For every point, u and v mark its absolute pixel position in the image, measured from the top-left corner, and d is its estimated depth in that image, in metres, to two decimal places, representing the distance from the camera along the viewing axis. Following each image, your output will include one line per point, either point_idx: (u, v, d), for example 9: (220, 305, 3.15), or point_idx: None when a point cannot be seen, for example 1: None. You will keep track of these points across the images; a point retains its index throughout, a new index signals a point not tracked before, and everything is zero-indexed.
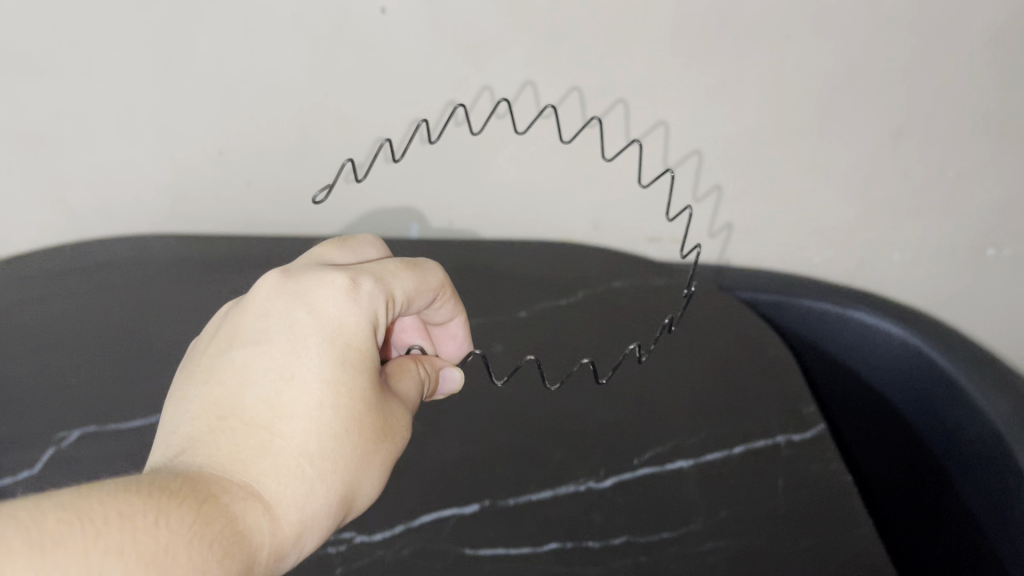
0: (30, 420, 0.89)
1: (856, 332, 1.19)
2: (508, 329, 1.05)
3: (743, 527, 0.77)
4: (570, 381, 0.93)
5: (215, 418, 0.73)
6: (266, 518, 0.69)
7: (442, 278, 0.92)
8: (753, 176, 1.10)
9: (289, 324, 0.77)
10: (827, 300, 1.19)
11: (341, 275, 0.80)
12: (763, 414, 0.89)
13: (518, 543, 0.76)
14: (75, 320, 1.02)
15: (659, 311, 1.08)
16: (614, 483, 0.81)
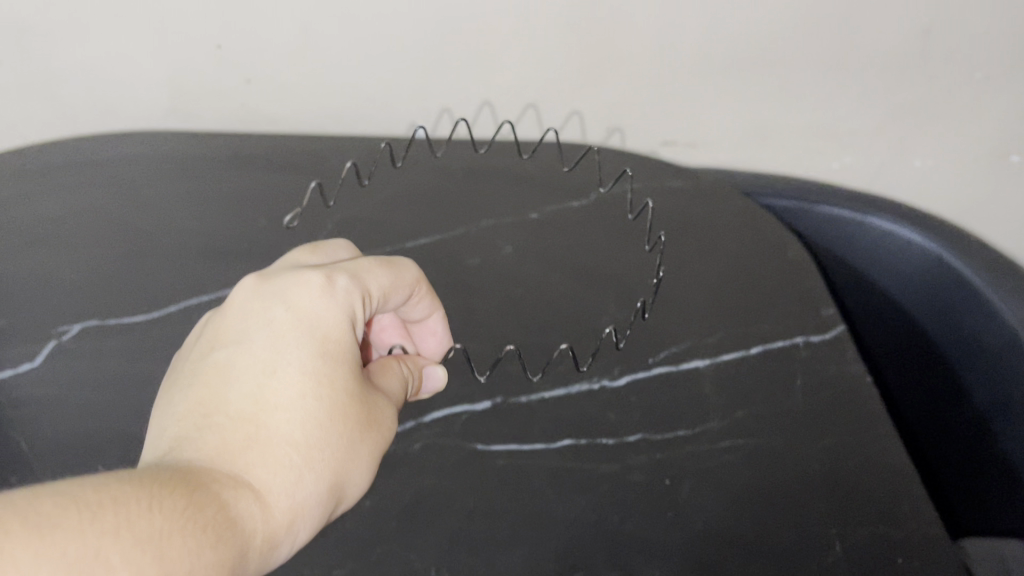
0: (32, 318, 0.86)
1: (875, 240, 1.09)
2: (521, 223, 1.01)
3: (761, 424, 0.74)
4: (584, 286, 0.91)
5: (196, 419, 0.62)
6: (256, 509, 0.58)
7: (418, 275, 0.77)
8: (769, 91, 1.17)
9: (263, 327, 0.65)
10: (848, 205, 1.10)
11: (311, 272, 0.68)
12: (784, 316, 0.86)
13: (535, 442, 0.73)
14: (71, 222, 0.99)
15: (682, 205, 1.04)
16: (628, 382, 0.79)
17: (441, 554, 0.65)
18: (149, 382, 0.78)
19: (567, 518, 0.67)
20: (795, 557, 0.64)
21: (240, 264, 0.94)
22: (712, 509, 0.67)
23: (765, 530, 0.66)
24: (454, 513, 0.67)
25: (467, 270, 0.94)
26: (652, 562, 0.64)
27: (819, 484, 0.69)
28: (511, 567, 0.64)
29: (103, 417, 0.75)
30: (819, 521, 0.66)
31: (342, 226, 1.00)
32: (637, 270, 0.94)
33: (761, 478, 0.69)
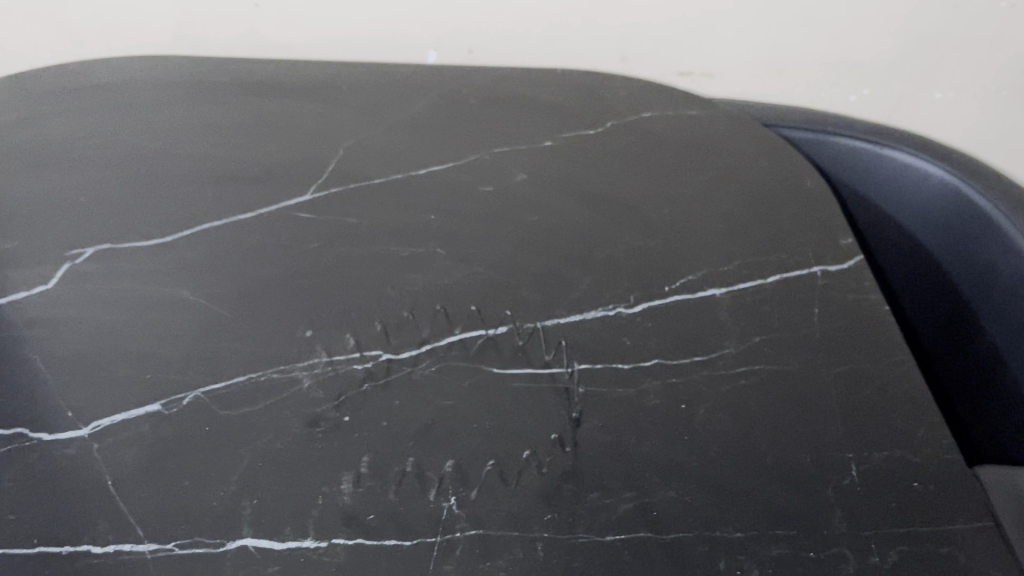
0: (43, 241, 0.85)
1: (893, 172, 1.08)
2: (535, 150, 1.00)
3: (778, 352, 0.74)
4: (600, 213, 0.91)
5: (123, 387, 0.70)
6: (127, 451, 0.65)
7: (302, 256, 0.84)
8: (788, 19, 1.15)
9: (126, 317, 0.77)
10: (864, 138, 1.09)
11: (190, 275, 0.81)
12: (800, 247, 0.86)
13: (552, 366, 0.73)
14: (80, 147, 0.98)
15: (697, 135, 1.03)
16: (645, 308, 0.79)
17: (460, 472, 0.65)
18: (163, 307, 0.78)
19: (584, 438, 0.67)
20: (812, 478, 0.64)
21: (250, 188, 0.93)
22: (729, 432, 0.68)
23: (782, 454, 0.66)
24: (473, 433, 0.67)
25: (481, 195, 0.93)
26: (669, 480, 0.64)
27: (836, 411, 0.69)
28: (530, 484, 0.64)
29: (118, 339, 0.74)
30: (835, 446, 0.66)
31: (353, 151, 0.99)
32: (653, 198, 0.93)
33: (777, 404, 0.70)
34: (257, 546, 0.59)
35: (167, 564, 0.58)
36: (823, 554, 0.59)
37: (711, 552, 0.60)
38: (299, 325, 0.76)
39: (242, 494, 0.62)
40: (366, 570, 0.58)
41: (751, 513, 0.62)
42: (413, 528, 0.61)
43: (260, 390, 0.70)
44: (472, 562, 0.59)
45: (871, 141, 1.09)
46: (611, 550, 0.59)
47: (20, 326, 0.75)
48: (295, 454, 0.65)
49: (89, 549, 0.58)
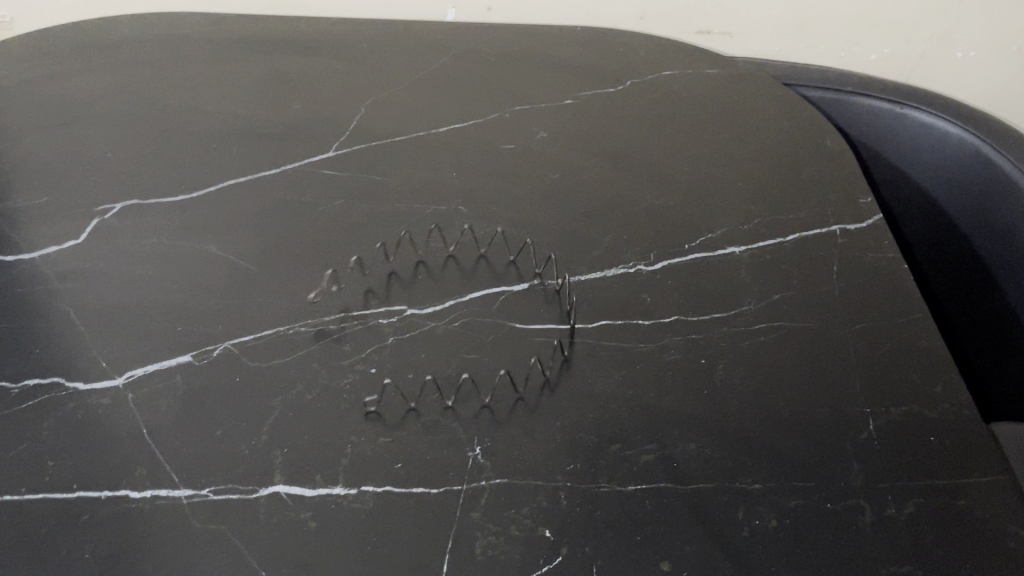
0: (71, 195, 0.87)
1: (911, 133, 1.09)
2: (555, 109, 1.00)
3: (797, 309, 0.75)
4: (620, 171, 0.91)
5: (153, 337, 0.72)
6: (160, 398, 0.67)
7: (324, 213, 0.86)
8: None
9: (152, 268, 0.78)
10: (886, 99, 1.10)
11: (215, 230, 0.83)
12: (819, 205, 0.86)
13: (574, 322, 0.74)
14: (107, 105, 1.00)
15: (717, 94, 1.03)
16: (666, 266, 0.80)
17: (484, 424, 0.66)
18: (190, 262, 0.79)
19: (607, 391, 0.69)
20: (830, 432, 0.66)
21: (273, 146, 0.94)
22: (748, 386, 0.69)
23: (800, 408, 0.67)
24: (497, 386, 0.69)
25: (502, 153, 0.94)
26: (689, 433, 0.65)
27: (853, 368, 0.70)
28: (553, 436, 0.65)
29: (147, 292, 0.76)
30: (852, 401, 0.68)
31: (374, 111, 1.00)
32: (673, 157, 0.93)
33: (795, 360, 0.71)
34: (289, 492, 0.61)
35: (202, 508, 0.60)
36: (839, 505, 0.61)
37: (730, 502, 0.61)
38: (325, 280, 0.78)
39: (273, 444, 0.64)
40: (394, 516, 0.60)
41: (769, 465, 0.64)
42: (439, 477, 0.62)
43: (289, 342, 0.72)
44: (498, 509, 0.60)
45: (892, 102, 1.10)
46: (633, 499, 0.61)
47: (52, 278, 0.77)
48: (324, 405, 0.67)
49: (127, 494, 0.60)
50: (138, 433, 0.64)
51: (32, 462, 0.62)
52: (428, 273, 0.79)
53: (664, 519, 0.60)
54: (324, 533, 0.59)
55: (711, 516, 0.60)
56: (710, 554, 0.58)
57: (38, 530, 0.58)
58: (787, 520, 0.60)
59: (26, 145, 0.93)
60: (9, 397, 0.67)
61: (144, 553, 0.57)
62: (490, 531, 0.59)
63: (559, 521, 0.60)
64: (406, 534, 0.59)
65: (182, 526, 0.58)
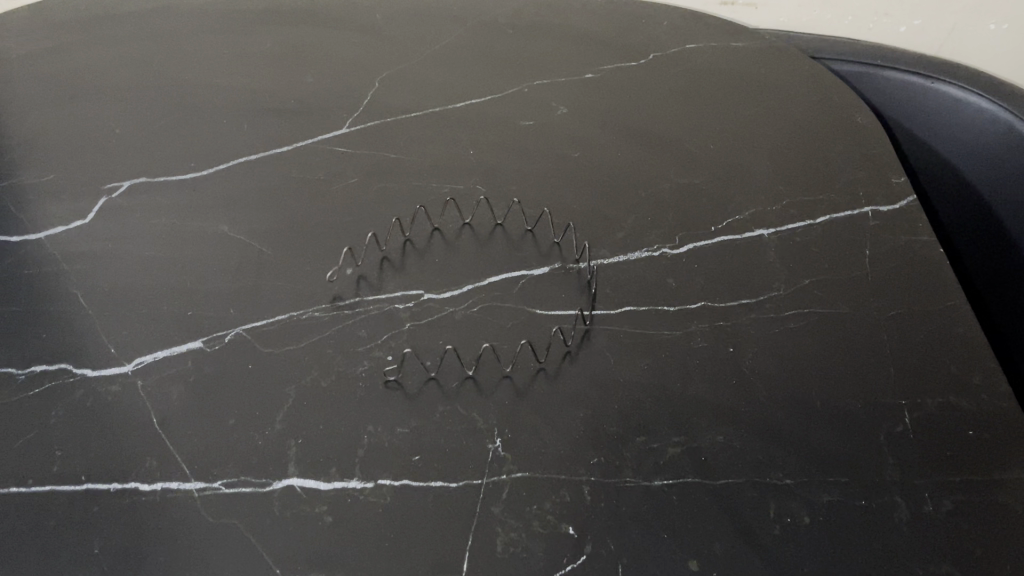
0: (78, 172, 0.84)
1: (943, 107, 1.05)
2: (576, 83, 0.97)
3: (828, 294, 0.73)
4: (643, 149, 0.88)
5: (163, 321, 0.70)
6: (170, 387, 0.65)
7: (338, 190, 0.83)
8: None
9: (161, 249, 0.76)
10: (916, 71, 1.06)
11: (223, 209, 0.80)
12: (851, 186, 0.83)
13: (597, 307, 0.72)
14: (115, 79, 0.97)
15: (743, 68, 1.00)
16: (691, 249, 0.77)
17: (504, 414, 0.64)
18: (201, 243, 0.77)
19: (630, 379, 0.66)
20: (863, 424, 0.63)
21: (286, 122, 0.91)
22: (778, 375, 0.66)
23: (832, 398, 0.65)
24: (517, 374, 0.67)
25: (521, 129, 0.91)
26: (717, 424, 0.63)
27: (887, 356, 0.68)
28: (575, 426, 0.63)
29: (157, 274, 0.74)
30: (886, 391, 0.65)
31: (389, 85, 0.97)
32: (697, 134, 0.90)
33: (827, 347, 0.68)
34: (304, 485, 0.59)
35: (214, 501, 0.58)
36: (874, 502, 0.58)
37: (761, 497, 0.59)
38: (339, 262, 0.76)
39: (287, 434, 0.62)
40: (412, 511, 0.58)
41: (800, 458, 0.61)
42: (458, 469, 0.60)
43: (302, 328, 0.70)
44: (519, 504, 0.58)
45: (923, 75, 1.06)
46: (659, 494, 0.59)
47: (59, 259, 0.75)
48: (339, 394, 0.65)
49: (137, 487, 0.58)
50: (147, 422, 0.62)
51: (41, 452, 0.60)
52: (446, 256, 0.77)
53: (692, 515, 0.57)
54: (340, 527, 0.57)
55: (741, 512, 0.58)
56: (740, 553, 0.56)
57: (46, 524, 0.56)
58: (820, 517, 0.58)
59: (32, 120, 0.90)
60: (16, 384, 0.65)
61: (155, 547, 0.55)
62: (512, 527, 0.57)
63: (584, 516, 0.57)
64: (424, 529, 0.57)
65: (194, 520, 0.57)
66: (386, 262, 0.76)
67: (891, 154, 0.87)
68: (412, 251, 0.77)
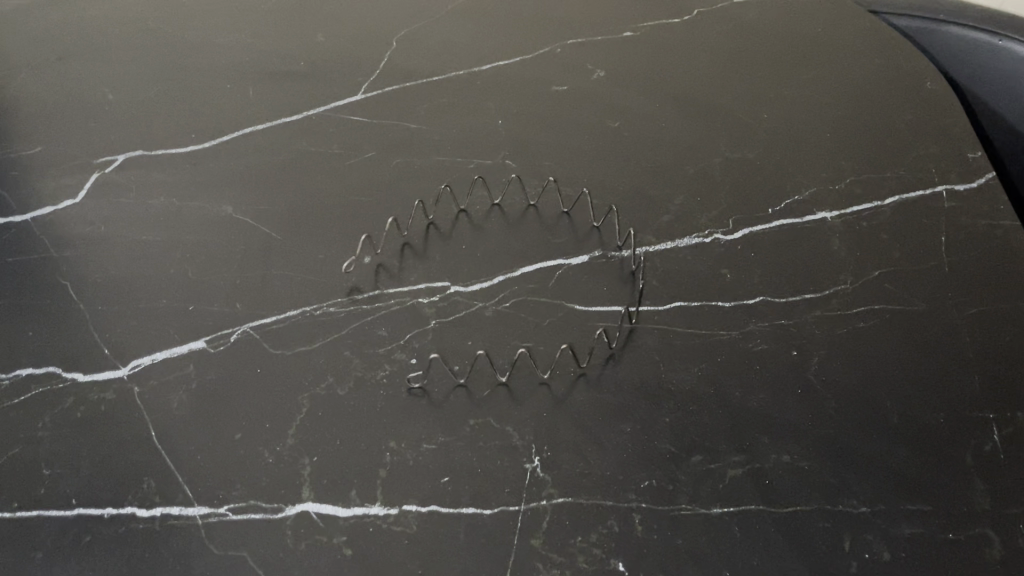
0: (88, 153, 0.97)
1: (1008, 65, 1.07)
2: (633, 58, 1.11)
3: (898, 286, 0.81)
4: (702, 120, 1.02)
5: (150, 309, 0.80)
6: (166, 394, 0.73)
7: (330, 167, 0.96)
8: None
9: (159, 222, 0.89)
10: (983, 28, 1.09)
11: (213, 194, 0.92)
12: (915, 166, 0.93)
13: (644, 303, 0.81)
14: (126, 53, 1.12)
15: (789, 54, 1.11)
16: (745, 235, 0.87)
17: (542, 430, 0.71)
18: (198, 235, 0.87)
19: (694, 381, 0.74)
20: (946, 443, 0.69)
21: (283, 102, 1.04)
22: (851, 380, 0.73)
23: (911, 415, 0.71)
24: (555, 382, 0.74)
25: (555, 94, 1.05)
26: (782, 444, 0.69)
27: (967, 363, 0.74)
28: (624, 445, 0.69)
29: (148, 271, 0.84)
30: (969, 405, 0.71)
31: (401, 53, 1.11)
32: (759, 110, 1.03)
33: (902, 353, 0.75)
34: (319, 512, 0.65)
35: (217, 531, 0.64)
36: (961, 534, 0.63)
37: (833, 528, 0.64)
38: (358, 252, 0.86)
39: (301, 452, 0.69)
40: (440, 538, 0.64)
41: (876, 483, 0.67)
42: (493, 495, 0.66)
43: (316, 326, 0.78)
44: (566, 535, 0.64)
45: (989, 31, 1.09)
46: (719, 524, 0.64)
47: (49, 256, 0.85)
48: (358, 402, 0.72)
49: (134, 512, 0.65)
50: (133, 431, 0.70)
51: (26, 474, 0.68)
52: (472, 243, 0.87)
53: (751, 550, 0.63)
54: (360, 562, 0.62)
55: (814, 544, 0.63)
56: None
57: (34, 556, 0.63)
58: (901, 553, 0.63)
59: (31, 124, 1.00)
60: (3, 388, 0.73)
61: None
62: (555, 564, 0.62)
63: (635, 551, 0.63)
64: (458, 565, 0.62)
65: (199, 548, 0.63)
66: (407, 251, 0.86)
67: (944, 144, 0.96)
68: (436, 238, 0.88)
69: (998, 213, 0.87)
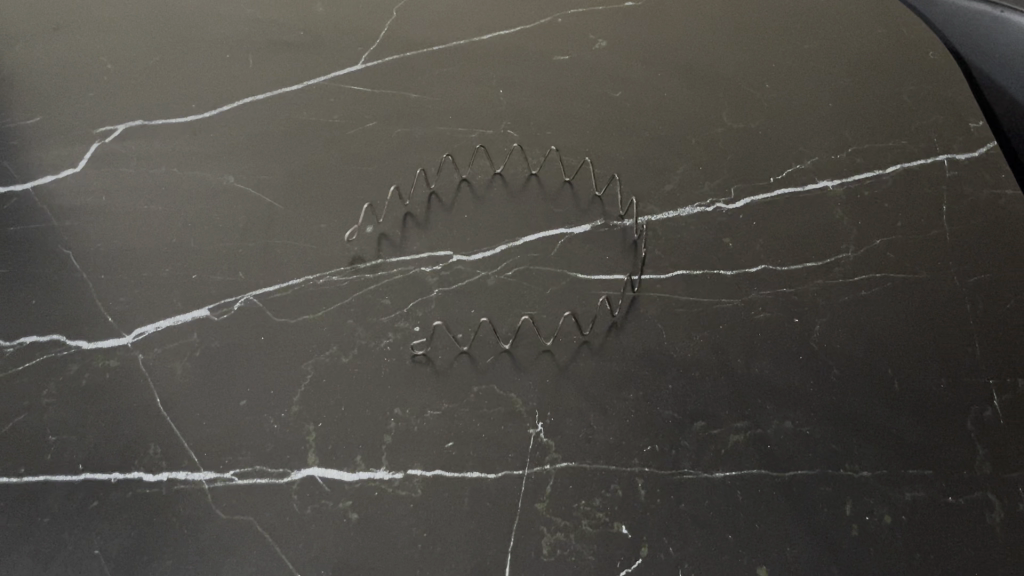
0: (88, 123, 0.96)
1: None
2: (633, 29, 1.10)
3: (900, 255, 0.81)
4: (704, 89, 1.02)
5: (152, 278, 0.80)
6: (170, 362, 0.73)
7: (331, 137, 0.95)
8: None
9: (160, 191, 0.89)
10: None
11: (213, 164, 0.92)
12: (917, 136, 0.93)
13: (646, 272, 0.81)
14: (124, 23, 1.11)
15: (790, 25, 1.11)
16: (747, 204, 0.87)
17: (544, 397, 0.71)
18: (198, 204, 0.87)
19: (696, 349, 0.74)
20: (948, 410, 0.69)
21: (283, 72, 1.03)
22: (853, 348, 0.74)
23: (913, 382, 0.71)
24: (558, 349, 0.74)
25: (557, 64, 1.05)
26: (784, 410, 0.70)
27: (969, 330, 0.74)
28: (627, 411, 0.70)
29: (149, 240, 0.84)
30: (970, 372, 0.72)
31: (401, 23, 1.11)
32: (761, 79, 1.03)
33: (906, 320, 0.75)
34: (324, 477, 0.65)
35: (224, 497, 0.64)
36: (962, 499, 0.64)
37: (835, 492, 0.65)
38: (360, 222, 0.86)
39: (306, 419, 0.69)
40: (446, 503, 0.64)
41: (878, 449, 0.67)
42: (497, 461, 0.67)
43: (319, 295, 0.79)
44: (570, 500, 0.64)
45: None
46: (722, 488, 0.65)
47: (49, 225, 0.84)
48: (361, 369, 0.73)
49: (140, 477, 0.65)
50: (138, 398, 0.70)
51: (30, 440, 0.68)
52: (473, 213, 0.87)
53: (754, 514, 0.63)
54: (365, 526, 0.63)
55: (816, 507, 0.64)
56: (811, 554, 0.62)
57: (40, 520, 0.63)
58: (903, 517, 0.63)
59: (29, 94, 0.99)
60: (7, 356, 0.73)
61: (159, 549, 0.62)
62: (559, 528, 0.63)
63: (639, 516, 0.63)
64: (463, 529, 0.63)
65: (205, 512, 0.63)
66: (408, 220, 0.86)
67: (945, 113, 0.96)
68: (438, 208, 0.88)
69: (1000, 181, 0.87)
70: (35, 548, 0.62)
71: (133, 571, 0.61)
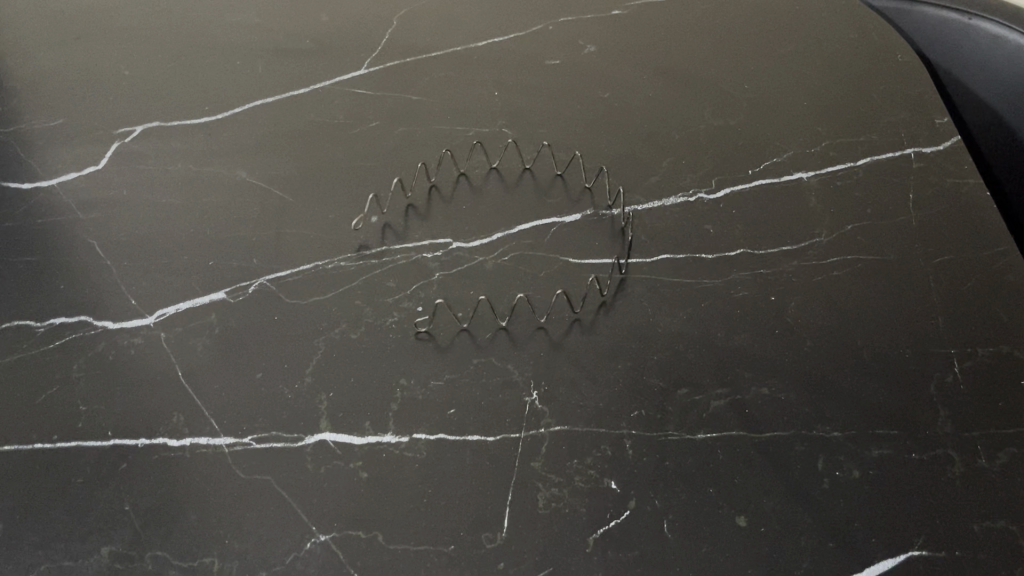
0: (108, 124, 1.01)
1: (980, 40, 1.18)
2: (621, 35, 1.16)
3: (869, 238, 0.86)
4: (686, 89, 1.07)
5: (173, 264, 0.85)
6: (191, 338, 0.77)
7: (337, 134, 1.00)
8: None
9: (177, 184, 0.93)
10: (955, 8, 1.21)
11: (226, 159, 0.97)
12: (888, 131, 0.99)
13: (634, 256, 0.86)
14: (139, 32, 1.16)
15: (769, 31, 1.17)
16: (728, 193, 0.92)
17: (539, 368, 0.75)
18: (213, 197, 0.92)
19: (680, 324, 0.79)
20: (912, 377, 0.74)
21: (291, 75, 1.08)
22: (827, 322, 0.78)
23: (882, 352, 0.76)
24: (551, 326, 0.79)
25: (548, 67, 1.10)
26: (763, 378, 0.74)
27: (933, 306, 0.79)
28: (616, 381, 0.74)
29: (168, 230, 0.88)
30: (934, 343, 0.76)
31: (401, 31, 1.16)
32: (741, 80, 1.08)
33: (875, 297, 0.80)
34: (336, 441, 0.70)
35: (243, 460, 0.68)
36: (925, 455, 0.69)
37: (810, 449, 0.69)
38: (365, 212, 0.90)
39: (318, 390, 0.73)
40: (449, 463, 0.68)
41: (850, 411, 0.72)
42: (496, 426, 0.71)
43: (328, 279, 0.83)
44: (564, 459, 0.69)
45: (962, 11, 1.20)
46: (704, 448, 0.69)
47: (74, 217, 0.89)
48: (368, 345, 0.77)
49: (166, 442, 0.70)
50: (161, 370, 0.75)
51: (62, 411, 0.72)
52: (470, 203, 0.92)
53: (735, 470, 0.68)
54: (374, 483, 0.67)
55: (792, 463, 0.68)
56: (787, 504, 0.66)
57: (74, 482, 0.67)
58: (872, 471, 0.68)
59: (52, 98, 1.04)
60: (38, 336, 0.78)
61: (184, 506, 0.66)
62: (553, 484, 0.67)
63: (628, 472, 0.68)
64: (465, 486, 0.67)
65: (226, 472, 0.68)
66: (410, 211, 0.91)
67: (913, 111, 1.01)
68: (437, 199, 0.92)
69: (964, 171, 0.93)
70: (70, 506, 0.66)
71: (160, 524, 0.65)
